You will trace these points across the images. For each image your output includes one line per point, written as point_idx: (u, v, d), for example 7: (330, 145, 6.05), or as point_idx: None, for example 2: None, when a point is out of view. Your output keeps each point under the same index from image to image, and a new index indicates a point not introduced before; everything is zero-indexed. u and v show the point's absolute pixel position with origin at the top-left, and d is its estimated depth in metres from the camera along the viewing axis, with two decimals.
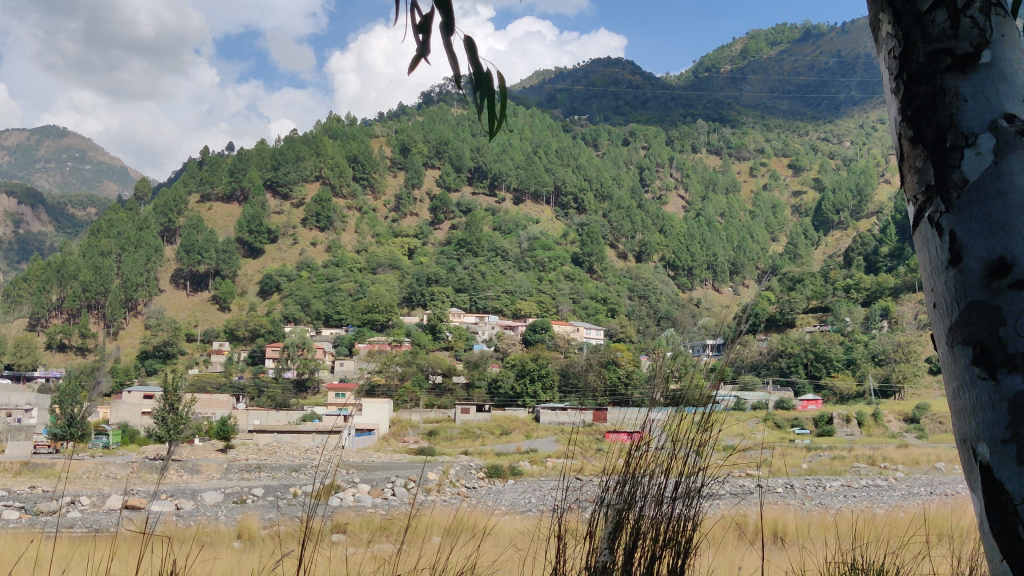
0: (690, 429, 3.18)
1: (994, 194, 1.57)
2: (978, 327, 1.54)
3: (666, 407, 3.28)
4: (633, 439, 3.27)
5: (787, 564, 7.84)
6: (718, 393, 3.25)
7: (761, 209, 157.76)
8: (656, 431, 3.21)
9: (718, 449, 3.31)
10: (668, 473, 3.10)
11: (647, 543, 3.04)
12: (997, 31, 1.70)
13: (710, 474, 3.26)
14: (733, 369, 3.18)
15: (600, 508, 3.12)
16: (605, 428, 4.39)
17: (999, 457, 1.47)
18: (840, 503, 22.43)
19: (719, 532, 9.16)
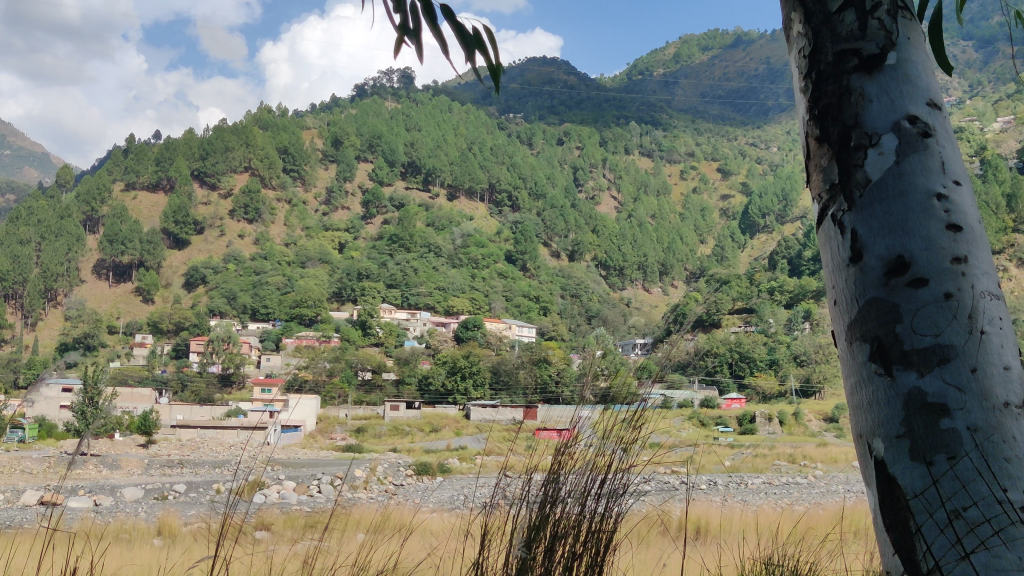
0: (619, 428, 3.22)
1: (898, 192, 1.59)
2: (876, 324, 1.56)
3: (594, 404, 3.37)
4: (563, 437, 3.31)
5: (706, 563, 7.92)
6: (646, 392, 3.33)
7: (690, 212, 157.91)
8: (584, 432, 3.27)
9: (644, 448, 3.36)
10: (596, 471, 3.14)
11: (574, 540, 3.01)
12: (900, 34, 1.74)
13: (637, 471, 3.31)
14: (658, 368, 3.28)
15: (518, 517, 3.15)
16: (533, 426, 4.36)
17: (892, 454, 1.49)
18: (759, 500, 22.66)
19: (645, 530, 9.25)
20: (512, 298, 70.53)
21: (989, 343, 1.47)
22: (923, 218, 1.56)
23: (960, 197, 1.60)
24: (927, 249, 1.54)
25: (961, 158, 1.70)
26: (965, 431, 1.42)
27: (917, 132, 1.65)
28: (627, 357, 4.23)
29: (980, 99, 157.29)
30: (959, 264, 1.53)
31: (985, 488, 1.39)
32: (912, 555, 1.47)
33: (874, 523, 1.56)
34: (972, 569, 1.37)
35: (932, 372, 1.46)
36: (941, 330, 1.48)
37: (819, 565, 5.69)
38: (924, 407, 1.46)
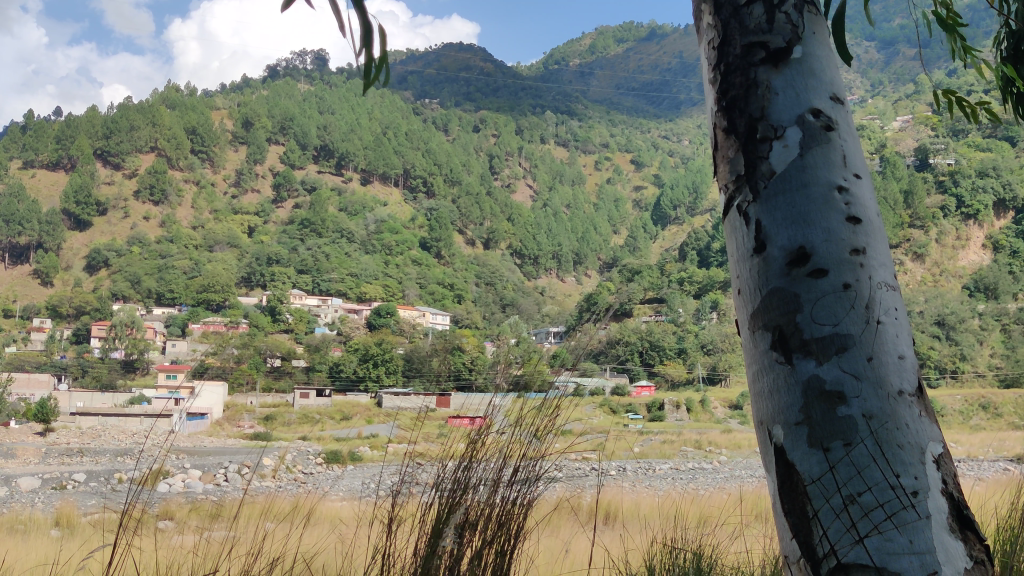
0: (531, 414, 3.27)
1: (797, 181, 1.62)
2: (778, 313, 1.58)
3: (509, 394, 3.41)
4: (474, 426, 3.32)
5: (613, 548, 8.07)
6: (556, 381, 3.41)
7: (604, 203, 157.73)
8: (497, 418, 3.29)
9: (556, 437, 3.38)
10: (510, 458, 3.14)
11: (490, 528, 2.99)
12: (804, 31, 1.77)
13: (548, 457, 3.34)
14: (574, 359, 3.35)
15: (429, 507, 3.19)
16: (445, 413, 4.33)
17: (791, 439, 1.52)
18: (665, 486, 23.12)
19: (555, 516, 9.36)
20: (426, 286, 70.45)
21: (882, 332, 1.52)
22: (821, 210, 1.60)
23: (859, 191, 1.65)
24: (824, 240, 1.57)
25: (865, 152, 1.74)
26: (857, 418, 1.46)
27: (820, 124, 1.68)
28: (543, 345, 4.27)
29: (881, 98, 157.57)
30: (857, 256, 1.57)
31: (879, 473, 1.43)
32: (807, 539, 1.49)
33: (772, 509, 1.59)
34: (861, 549, 1.41)
35: (830, 360, 1.49)
36: (839, 321, 1.52)
37: (719, 549, 5.83)
38: (818, 395, 1.49)
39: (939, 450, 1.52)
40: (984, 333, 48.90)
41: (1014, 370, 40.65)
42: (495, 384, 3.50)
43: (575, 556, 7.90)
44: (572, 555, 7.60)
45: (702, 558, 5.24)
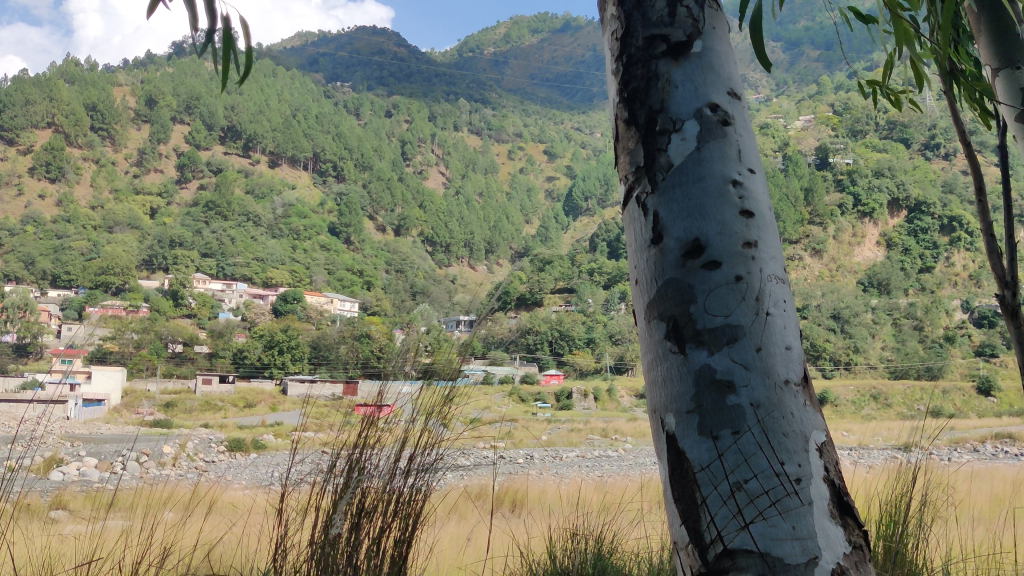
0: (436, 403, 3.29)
1: (693, 174, 1.64)
2: (671, 302, 1.61)
3: (418, 381, 3.43)
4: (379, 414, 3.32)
5: (515, 535, 8.13)
6: (465, 368, 3.53)
7: (517, 192, 157.90)
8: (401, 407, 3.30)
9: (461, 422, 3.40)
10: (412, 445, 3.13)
11: (384, 517, 2.99)
12: (706, 22, 1.80)
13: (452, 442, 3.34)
14: (480, 345, 3.43)
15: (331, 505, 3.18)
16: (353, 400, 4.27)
17: (684, 427, 1.54)
18: (568, 473, 23.37)
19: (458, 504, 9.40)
20: (336, 271, 70.07)
21: (766, 325, 1.56)
22: (718, 201, 1.62)
23: (750, 186, 1.69)
24: (718, 233, 1.60)
25: (760, 146, 1.78)
26: (744, 407, 1.49)
27: (717, 117, 1.71)
28: (453, 334, 4.25)
29: (786, 97, 157.76)
30: (746, 248, 1.61)
31: (762, 466, 1.46)
32: (698, 523, 1.51)
33: (665, 496, 1.60)
34: (749, 537, 1.43)
35: (720, 352, 1.52)
36: (731, 312, 1.55)
37: (621, 534, 5.89)
38: (709, 385, 1.52)
39: (823, 440, 1.57)
40: (878, 328, 50.72)
41: (904, 363, 42.08)
42: (401, 372, 3.48)
43: (477, 543, 7.95)
44: (473, 544, 7.66)
45: (602, 544, 5.32)
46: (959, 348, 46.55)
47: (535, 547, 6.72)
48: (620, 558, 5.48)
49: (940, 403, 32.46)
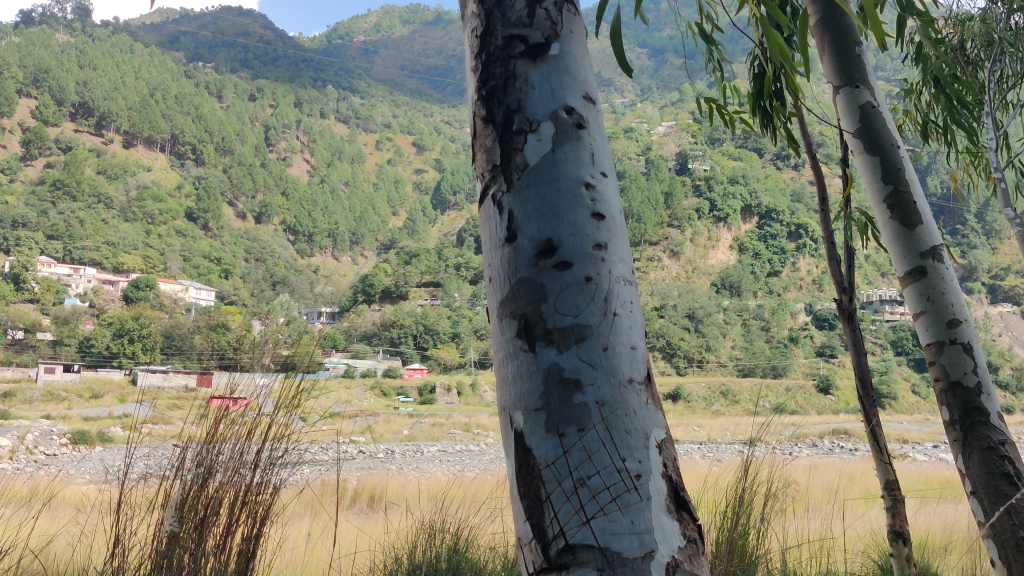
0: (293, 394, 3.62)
1: (545, 174, 1.67)
2: (521, 301, 1.62)
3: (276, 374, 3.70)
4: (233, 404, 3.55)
5: (371, 531, 8.08)
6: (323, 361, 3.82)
7: (384, 182, 157.89)
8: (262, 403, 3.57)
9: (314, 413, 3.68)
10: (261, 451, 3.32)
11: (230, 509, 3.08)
12: (563, 28, 1.83)
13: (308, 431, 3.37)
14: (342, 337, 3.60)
15: (172, 503, 3.17)
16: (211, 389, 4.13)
17: (530, 422, 1.55)
18: (431, 468, 22.96)
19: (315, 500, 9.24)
20: (193, 255, 68.57)
21: (618, 326, 1.61)
22: (570, 204, 1.65)
23: (602, 189, 1.74)
24: (569, 234, 1.63)
25: (610, 150, 1.82)
26: (592, 406, 1.53)
27: (572, 121, 1.74)
28: (314, 325, 4.17)
29: (650, 104, 157.81)
30: (597, 252, 1.65)
31: (607, 460, 1.49)
32: (537, 519, 1.52)
33: (507, 488, 1.61)
34: (587, 532, 1.45)
35: (566, 349, 1.55)
36: (580, 312, 1.58)
37: (478, 529, 5.90)
38: (558, 383, 1.54)
39: (663, 437, 1.62)
40: (730, 328, 52.94)
41: (753, 360, 43.93)
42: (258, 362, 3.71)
43: (330, 537, 7.87)
44: (325, 540, 7.58)
45: (458, 539, 5.36)
46: (803, 348, 48.98)
47: (392, 541, 6.70)
48: (475, 552, 5.52)
49: (784, 399, 34.07)
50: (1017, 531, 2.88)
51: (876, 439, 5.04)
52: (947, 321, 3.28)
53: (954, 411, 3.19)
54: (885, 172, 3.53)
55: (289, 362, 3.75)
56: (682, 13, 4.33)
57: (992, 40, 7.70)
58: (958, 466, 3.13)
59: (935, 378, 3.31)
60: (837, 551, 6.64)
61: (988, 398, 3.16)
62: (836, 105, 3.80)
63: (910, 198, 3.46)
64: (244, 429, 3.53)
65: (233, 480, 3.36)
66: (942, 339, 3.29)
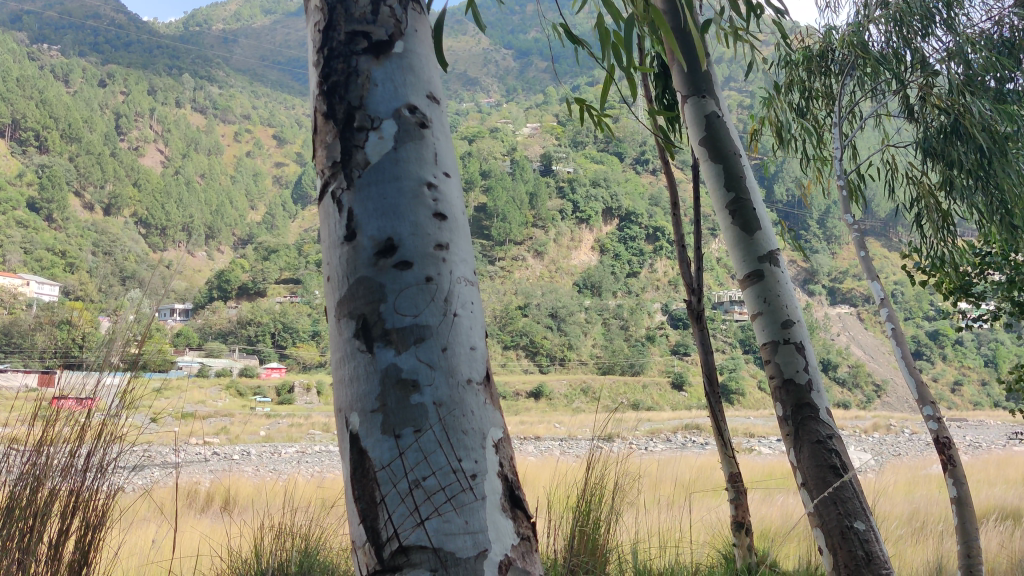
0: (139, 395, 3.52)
1: (378, 166, 1.65)
2: (360, 301, 1.59)
3: (124, 373, 3.55)
4: (81, 404, 3.42)
5: (213, 540, 7.76)
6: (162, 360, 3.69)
7: (242, 175, 157.80)
8: (106, 398, 3.44)
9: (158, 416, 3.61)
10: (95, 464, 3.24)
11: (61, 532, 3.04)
12: (408, 25, 1.82)
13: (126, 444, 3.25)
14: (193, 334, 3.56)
15: None
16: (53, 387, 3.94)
17: (364, 423, 1.54)
18: (287, 470, 22.35)
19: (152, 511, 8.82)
20: (40, 245, 66.48)
21: (456, 326, 1.61)
22: (408, 203, 1.64)
23: (445, 190, 1.74)
24: (410, 234, 1.62)
25: (453, 151, 1.83)
26: (427, 407, 1.52)
27: (414, 121, 1.74)
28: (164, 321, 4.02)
29: (516, 104, 157.88)
30: (440, 252, 1.65)
31: (442, 460, 1.49)
32: (371, 522, 1.50)
33: (342, 491, 1.58)
34: (423, 532, 1.45)
35: (408, 350, 1.54)
36: (418, 313, 1.57)
37: (324, 532, 5.75)
38: (397, 384, 1.52)
39: (502, 435, 1.64)
40: (589, 327, 54.38)
41: (612, 359, 45.16)
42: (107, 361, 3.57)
43: (164, 548, 7.53)
44: (162, 553, 7.27)
45: (308, 544, 5.24)
46: (659, 347, 50.52)
47: (234, 548, 6.47)
48: (323, 555, 5.38)
49: (640, 396, 34.89)
50: (842, 522, 3.04)
51: (720, 435, 5.24)
52: (782, 322, 3.45)
53: (788, 406, 3.35)
54: (728, 180, 3.68)
55: (139, 358, 3.56)
56: (542, 15, 4.35)
57: (844, 53, 7.92)
58: (790, 460, 3.28)
59: (770, 375, 3.46)
60: (685, 543, 6.84)
61: (817, 394, 3.33)
62: (685, 112, 3.92)
63: (748, 205, 3.62)
64: (83, 430, 3.36)
65: (67, 486, 3.19)
66: (776, 339, 3.45)
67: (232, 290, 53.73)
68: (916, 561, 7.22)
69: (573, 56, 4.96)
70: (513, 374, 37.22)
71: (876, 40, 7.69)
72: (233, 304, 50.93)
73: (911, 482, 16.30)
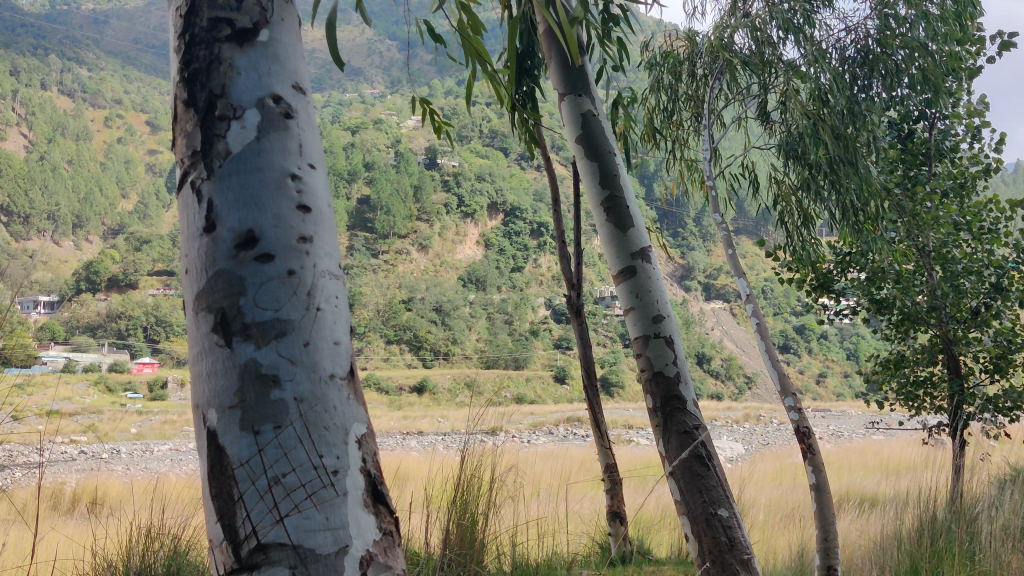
0: None
1: (235, 160, 1.61)
2: (218, 296, 1.54)
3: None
4: None
5: (76, 545, 7.45)
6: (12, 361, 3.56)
7: (113, 162, 157.80)
8: None
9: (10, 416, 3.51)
10: None
11: None
12: (273, 14, 1.78)
13: None
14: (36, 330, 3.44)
15: None
16: None
17: (222, 421, 1.49)
18: (159, 467, 21.71)
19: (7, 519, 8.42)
20: None
21: (321, 320, 1.60)
22: (271, 194, 1.62)
23: (311, 180, 1.72)
24: (272, 226, 1.59)
25: (320, 142, 1.81)
26: (290, 402, 1.50)
27: (280, 111, 1.71)
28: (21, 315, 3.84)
29: (400, 96, 157.96)
30: (303, 244, 1.63)
31: (302, 456, 1.47)
32: (229, 523, 1.46)
33: (200, 493, 1.53)
34: (283, 529, 1.43)
35: (269, 344, 1.51)
36: (280, 306, 1.54)
37: (192, 530, 5.60)
38: (254, 381, 1.49)
39: (365, 430, 1.63)
40: (473, 320, 55.01)
41: (496, 352, 45.83)
42: None
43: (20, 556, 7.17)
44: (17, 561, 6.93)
45: (176, 546, 5.11)
46: (543, 341, 51.48)
47: (95, 551, 6.22)
48: (190, 553, 5.24)
49: (523, 389, 35.30)
50: (707, 509, 3.15)
51: (598, 427, 5.35)
52: (652, 317, 3.55)
53: (658, 399, 3.44)
54: (602, 178, 3.76)
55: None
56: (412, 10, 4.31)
57: (713, 57, 8.14)
58: (661, 451, 3.37)
59: (640, 368, 3.54)
60: (560, 534, 6.97)
61: (685, 386, 3.44)
62: (561, 111, 3.97)
63: (622, 203, 3.70)
64: None
65: None
66: (648, 334, 3.53)
67: (102, 282, 51.97)
68: (781, 546, 7.58)
69: (448, 55, 4.95)
70: (397, 367, 37.29)
71: (745, 46, 7.93)
72: (102, 296, 49.29)
73: (778, 470, 17.08)
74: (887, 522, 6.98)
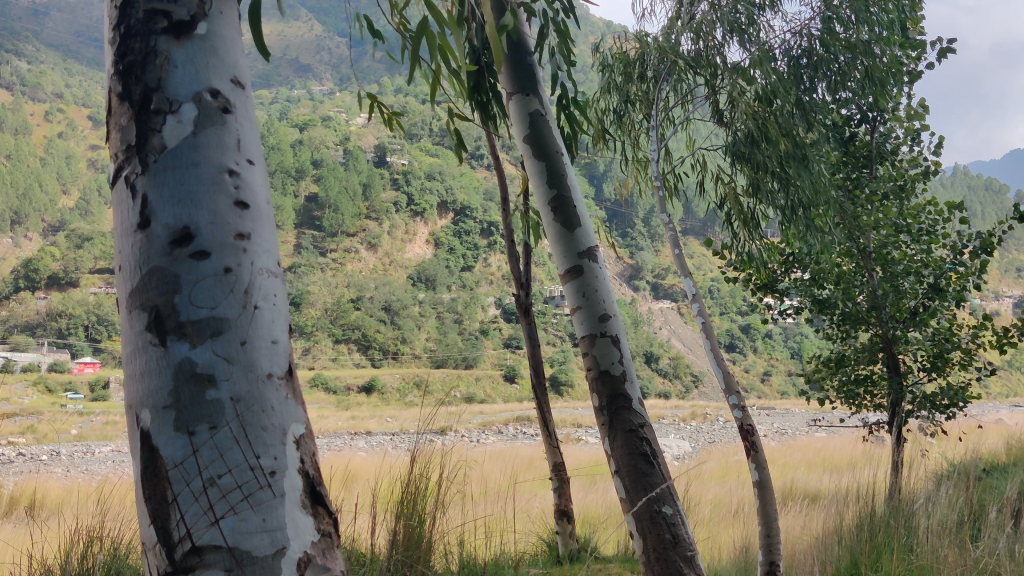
0: None
1: (173, 153, 1.57)
2: (151, 292, 1.51)
3: None
4: None
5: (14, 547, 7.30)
6: None
7: (53, 158, 157.48)
8: None
9: None
10: None
11: None
12: (211, 6, 1.74)
13: None
14: None
15: None
16: None
17: (158, 420, 1.46)
18: (100, 469, 21.41)
19: None
20: None
21: (256, 319, 1.57)
22: (209, 189, 1.59)
23: (249, 176, 1.69)
24: (208, 221, 1.57)
25: (258, 138, 1.78)
26: (225, 402, 1.47)
27: (220, 105, 1.68)
28: None
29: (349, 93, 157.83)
30: (240, 241, 1.60)
31: (241, 457, 1.45)
32: (164, 524, 1.43)
33: (132, 494, 1.49)
34: (218, 533, 1.40)
35: (204, 342, 1.48)
36: (216, 303, 1.52)
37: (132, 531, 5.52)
38: (192, 379, 1.46)
39: (305, 430, 1.61)
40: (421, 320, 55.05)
41: (445, 350, 45.91)
42: None
43: None
44: None
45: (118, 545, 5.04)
46: (492, 340, 51.62)
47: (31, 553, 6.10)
48: (130, 554, 5.18)
49: (472, 389, 35.35)
50: (652, 508, 3.17)
51: (547, 425, 5.36)
52: (599, 316, 3.56)
53: (604, 396, 3.45)
54: (550, 177, 3.76)
55: None
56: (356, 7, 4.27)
57: (661, 60, 8.19)
58: (607, 448, 3.38)
59: (586, 368, 3.55)
60: (508, 532, 6.98)
61: (631, 385, 3.45)
62: (509, 111, 3.97)
63: (569, 203, 3.71)
64: None
65: None
66: (595, 332, 3.54)
67: (42, 280, 51.07)
68: (725, 542, 7.67)
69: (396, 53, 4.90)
70: (345, 367, 37.16)
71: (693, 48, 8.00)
72: (43, 294, 48.52)
73: (723, 467, 17.27)
74: (828, 518, 7.11)
